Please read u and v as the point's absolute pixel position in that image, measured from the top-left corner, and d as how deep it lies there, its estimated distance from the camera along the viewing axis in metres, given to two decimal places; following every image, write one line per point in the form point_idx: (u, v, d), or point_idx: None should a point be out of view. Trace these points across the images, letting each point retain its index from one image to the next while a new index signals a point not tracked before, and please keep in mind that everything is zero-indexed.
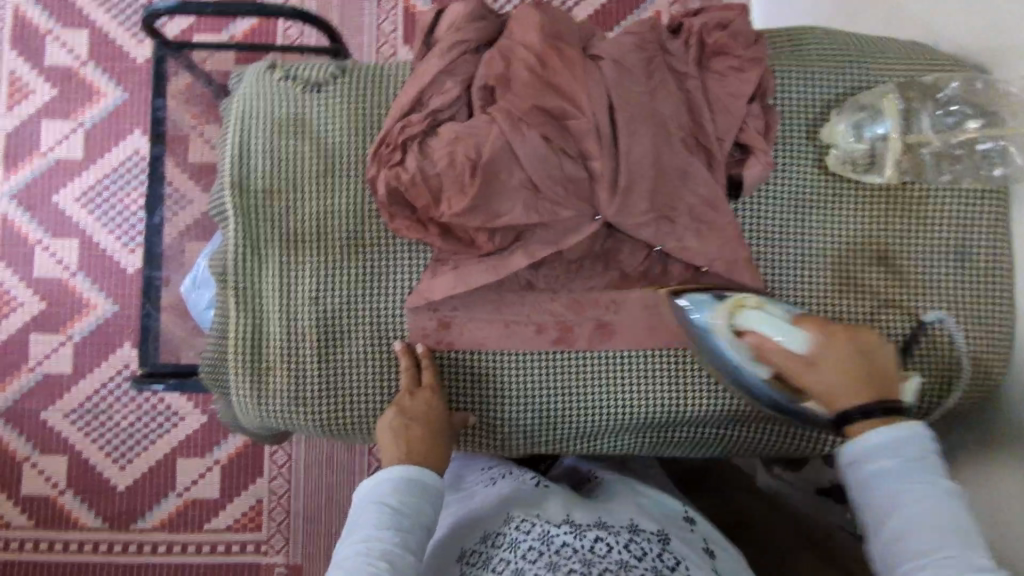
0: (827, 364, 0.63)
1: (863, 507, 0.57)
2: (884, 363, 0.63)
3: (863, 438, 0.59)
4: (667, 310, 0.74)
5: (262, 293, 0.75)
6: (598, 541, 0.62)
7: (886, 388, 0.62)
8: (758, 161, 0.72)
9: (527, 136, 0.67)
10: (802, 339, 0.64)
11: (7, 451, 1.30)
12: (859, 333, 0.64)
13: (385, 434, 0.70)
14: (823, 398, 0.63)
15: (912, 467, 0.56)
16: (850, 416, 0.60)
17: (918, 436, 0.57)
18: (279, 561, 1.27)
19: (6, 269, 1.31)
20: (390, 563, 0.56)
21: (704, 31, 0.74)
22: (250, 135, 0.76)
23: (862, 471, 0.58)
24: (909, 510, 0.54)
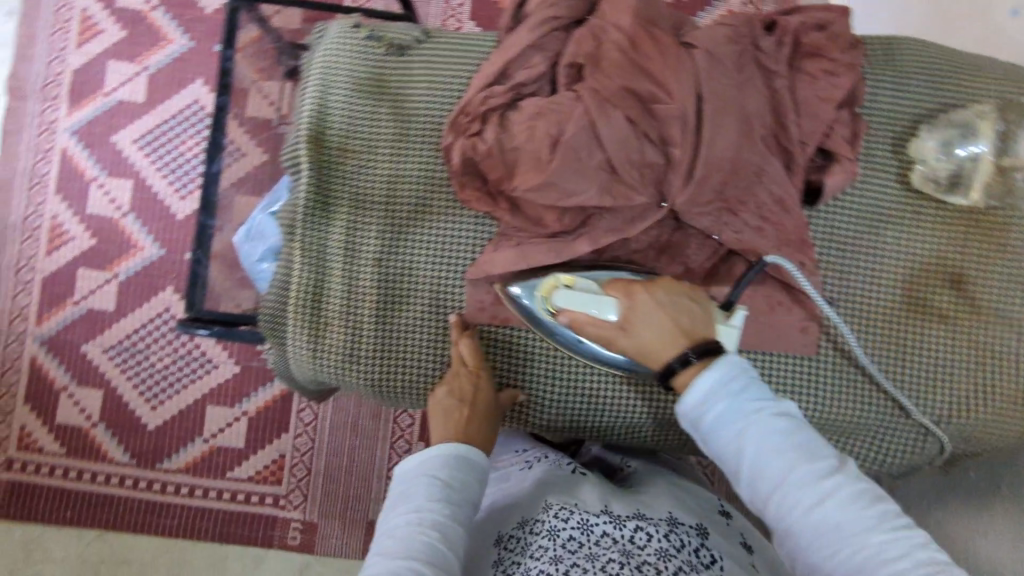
0: (639, 325, 0.64)
1: (715, 452, 0.60)
2: (692, 310, 0.65)
3: (689, 398, 0.61)
4: (507, 301, 0.74)
5: (328, 249, 0.75)
6: (637, 530, 0.62)
7: (700, 334, 0.64)
8: (842, 168, 0.71)
9: (611, 116, 0.66)
10: (611, 305, 0.65)
11: (44, 379, 1.29)
12: (653, 285, 0.65)
13: (436, 413, 0.70)
14: (644, 356, 0.65)
15: (744, 399, 0.59)
16: (674, 369, 0.62)
17: (734, 368, 0.61)
18: (295, 518, 1.25)
19: (60, 202, 1.31)
20: (440, 533, 0.57)
21: (801, 31, 0.72)
22: (331, 91, 0.77)
23: (704, 419, 0.60)
24: (752, 446, 0.57)
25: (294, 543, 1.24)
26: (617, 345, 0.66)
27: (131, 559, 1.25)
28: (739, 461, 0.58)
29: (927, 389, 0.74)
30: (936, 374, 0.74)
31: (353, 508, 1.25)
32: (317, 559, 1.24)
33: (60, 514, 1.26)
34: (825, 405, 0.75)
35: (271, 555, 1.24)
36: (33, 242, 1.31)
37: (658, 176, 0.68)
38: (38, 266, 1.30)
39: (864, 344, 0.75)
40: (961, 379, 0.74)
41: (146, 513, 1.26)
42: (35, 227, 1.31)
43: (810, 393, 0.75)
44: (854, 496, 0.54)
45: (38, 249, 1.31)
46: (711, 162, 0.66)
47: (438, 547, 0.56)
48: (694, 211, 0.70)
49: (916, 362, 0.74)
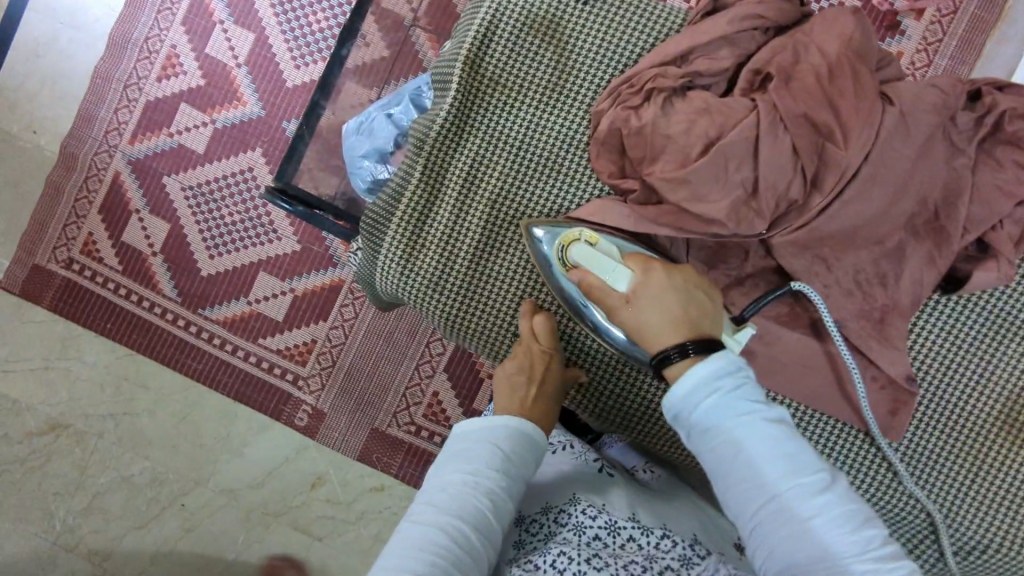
0: (643, 301, 0.65)
1: (703, 449, 0.60)
2: (705, 305, 0.65)
3: (676, 386, 0.61)
4: (526, 242, 0.72)
5: (448, 175, 0.74)
6: (663, 538, 0.66)
7: (703, 327, 0.64)
8: (997, 267, 0.66)
9: (779, 140, 0.63)
10: (625, 277, 0.65)
11: (122, 197, 1.32)
12: (674, 271, 0.65)
13: (500, 388, 0.73)
14: (642, 335, 0.66)
15: (739, 400, 0.60)
16: (669, 357, 0.63)
17: (729, 365, 0.61)
18: (307, 401, 1.28)
19: (183, 34, 1.32)
20: (493, 505, 0.59)
21: (1009, 114, 0.66)
22: (503, 17, 0.73)
23: (694, 415, 0.60)
24: (757, 454, 0.58)
25: (300, 423, 1.28)
26: (617, 316, 0.66)
27: (152, 386, 1.30)
28: (734, 462, 0.58)
29: (991, 508, 0.71)
30: (1006, 496, 0.71)
31: (362, 411, 1.27)
32: (316, 445, 1.28)
33: (102, 324, 1.30)
34: (865, 487, 0.73)
35: (276, 426, 1.29)
36: (147, 64, 1.32)
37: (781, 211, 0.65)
38: (146, 88, 1.32)
39: (944, 443, 0.71)
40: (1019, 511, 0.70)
41: (176, 350, 1.30)
42: (153, 50, 1.32)
43: (856, 473, 0.73)
44: (850, 513, 0.56)
45: (150, 72, 1.32)
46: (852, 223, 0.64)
47: (487, 517, 0.59)
48: (800, 257, 0.66)
49: (988, 477, 0.71)
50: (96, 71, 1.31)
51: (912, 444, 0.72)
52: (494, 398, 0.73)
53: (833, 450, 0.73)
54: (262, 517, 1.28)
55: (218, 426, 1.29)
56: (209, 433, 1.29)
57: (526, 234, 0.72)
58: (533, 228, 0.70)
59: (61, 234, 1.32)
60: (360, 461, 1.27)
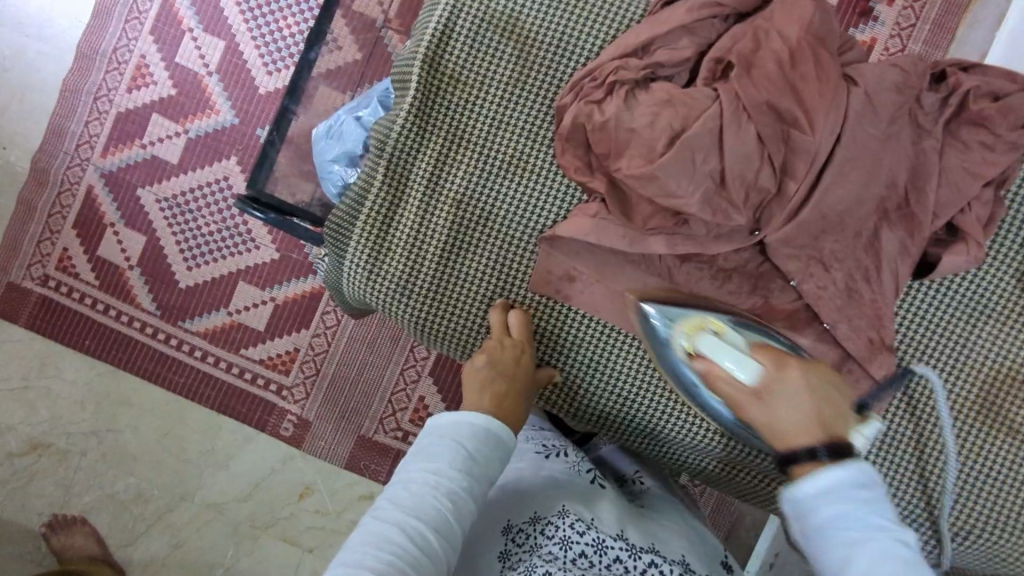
0: (778, 399, 0.62)
1: (814, 555, 0.53)
2: (834, 400, 0.62)
3: (804, 484, 0.56)
4: (632, 318, 0.71)
5: (411, 175, 0.73)
6: (650, 566, 0.61)
7: (837, 429, 0.60)
8: (967, 250, 0.65)
9: (743, 129, 0.62)
10: (750, 368, 0.63)
11: (96, 211, 1.30)
12: (811, 369, 0.63)
13: (471, 383, 0.69)
14: (773, 432, 0.63)
15: (868, 510, 0.52)
16: (796, 456, 0.59)
17: (863, 479, 0.55)
18: (292, 411, 1.26)
19: (151, 43, 1.29)
20: (452, 505, 0.58)
21: (973, 93, 0.65)
22: (461, 14, 0.72)
23: (817, 513, 0.54)
24: (870, 558, 0.49)
25: (285, 434, 1.26)
26: (745, 412, 0.64)
27: (134, 402, 1.28)
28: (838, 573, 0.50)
29: (972, 495, 0.70)
30: (988, 481, 0.70)
31: (347, 419, 1.25)
32: (302, 455, 1.26)
33: (80, 341, 1.28)
34: None
35: (262, 438, 1.27)
36: (117, 76, 1.30)
37: (765, 205, 0.64)
38: (117, 100, 1.30)
39: (924, 430, 0.71)
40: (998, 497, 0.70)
41: (157, 364, 1.28)
42: (122, 61, 1.30)
43: None
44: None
45: (120, 83, 1.30)
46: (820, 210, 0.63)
47: (447, 517, 0.57)
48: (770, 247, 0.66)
49: (969, 464, 0.70)
50: (64, 84, 1.29)
51: (890, 432, 0.71)
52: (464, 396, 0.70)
53: None
54: (250, 530, 1.26)
55: (202, 440, 1.27)
56: (193, 447, 1.27)
57: (635, 313, 0.70)
58: (642, 305, 0.70)
59: (35, 250, 1.29)
60: (347, 470, 1.26)
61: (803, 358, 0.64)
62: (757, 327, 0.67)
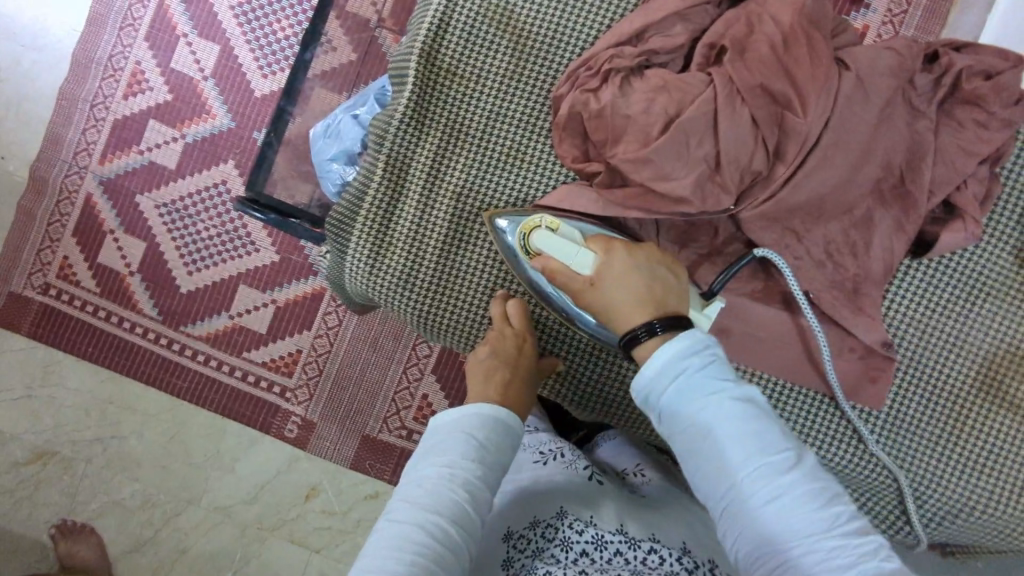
0: (609, 283, 0.64)
1: (669, 428, 0.59)
2: (668, 280, 0.64)
3: (644, 369, 0.60)
4: (491, 235, 0.71)
5: (410, 168, 0.74)
6: (651, 553, 0.64)
7: (671, 306, 0.63)
8: (965, 227, 0.66)
9: (737, 113, 0.62)
10: (588, 260, 0.64)
11: (95, 218, 1.30)
12: (634, 250, 0.64)
13: (473, 376, 0.71)
14: (610, 316, 0.64)
15: (707, 379, 0.59)
16: (636, 335, 0.62)
17: (697, 344, 0.60)
18: (297, 412, 1.27)
19: (147, 49, 1.30)
20: (469, 496, 0.59)
21: (966, 72, 0.65)
22: (456, 7, 0.73)
23: (661, 395, 0.59)
24: (722, 435, 0.57)
25: (290, 435, 1.27)
26: (584, 301, 0.65)
27: (138, 407, 1.29)
28: (697, 443, 0.58)
29: (976, 472, 0.70)
30: (992, 459, 0.70)
31: (351, 419, 1.26)
32: (307, 456, 1.27)
33: (83, 348, 1.28)
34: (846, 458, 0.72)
35: (266, 440, 1.27)
36: (113, 83, 1.30)
37: (750, 183, 0.65)
38: (113, 107, 1.30)
39: (924, 407, 0.71)
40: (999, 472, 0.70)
41: (160, 369, 1.28)
42: (118, 68, 1.30)
43: (836, 446, 0.72)
44: (815, 497, 0.55)
45: (116, 90, 1.30)
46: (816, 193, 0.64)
47: (465, 508, 0.58)
48: (765, 231, 0.67)
49: (969, 439, 0.71)
50: (61, 93, 1.30)
51: (893, 412, 0.71)
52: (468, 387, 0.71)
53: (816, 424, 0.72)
54: (257, 532, 1.26)
55: (207, 443, 1.28)
56: (197, 451, 1.28)
57: (491, 228, 0.70)
58: (498, 221, 0.69)
59: (37, 258, 1.30)
60: (353, 470, 1.26)
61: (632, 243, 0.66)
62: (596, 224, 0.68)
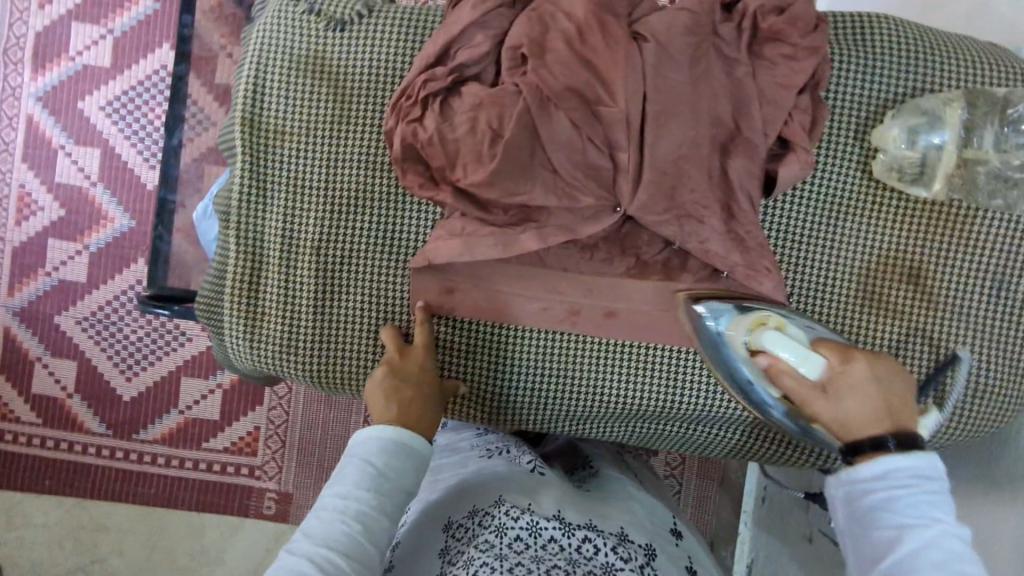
0: (842, 392, 0.57)
1: (858, 537, 0.51)
2: (910, 399, 0.57)
3: (860, 468, 0.53)
4: (683, 317, 0.71)
5: (264, 236, 0.73)
6: (585, 541, 0.61)
7: (907, 421, 0.55)
8: (798, 159, 0.68)
9: (553, 118, 0.64)
10: (816, 362, 0.58)
11: (19, 350, 1.26)
12: (884, 365, 0.58)
13: (374, 394, 0.67)
14: (839, 429, 0.56)
15: (931, 506, 0.49)
16: (861, 447, 0.54)
17: (932, 473, 0.51)
18: (271, 488, 1.23)
19: (28, 170, 1.25)
20: (363, 526, 0.57)
21: (759, 14, 0.67)
22: (267, 70, 0.73)
23: (869, 502, 0.52)
24: (913, 552, 0.47)
25: (269, 512, 1.23)
26: (812, 410, 0.58)
27: (111, 525, 1.25)
28: (880, 555, 0.49)
29: None
30: None
31: (325, 481, 1.22)
32: (293, 528, 1.23)
33: (40, 482, 1.25)
34: None
35: (248, 523, 1.23)
36: (2, 211, 1.26)
37: (606, 183, 0.66)
38: (9, 236, 1.26)
39: None
40: None
41: (123, 482, 1.25)
42: (3, 197, 1.26)
43: None
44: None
45: (7, 219, 1.26)
46: (653, 165, 0.65)
47: (360, 540, 0.57)
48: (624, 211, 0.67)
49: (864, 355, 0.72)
50: None
51: None
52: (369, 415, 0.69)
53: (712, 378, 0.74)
54: None
55: (189, 543, 1.24)
56: (183, 553, 1.24)
57: (690, 314, 0.70)
58: (697, 306, 0.70)
59: None
60: None
61: (876, 354, 0.59)
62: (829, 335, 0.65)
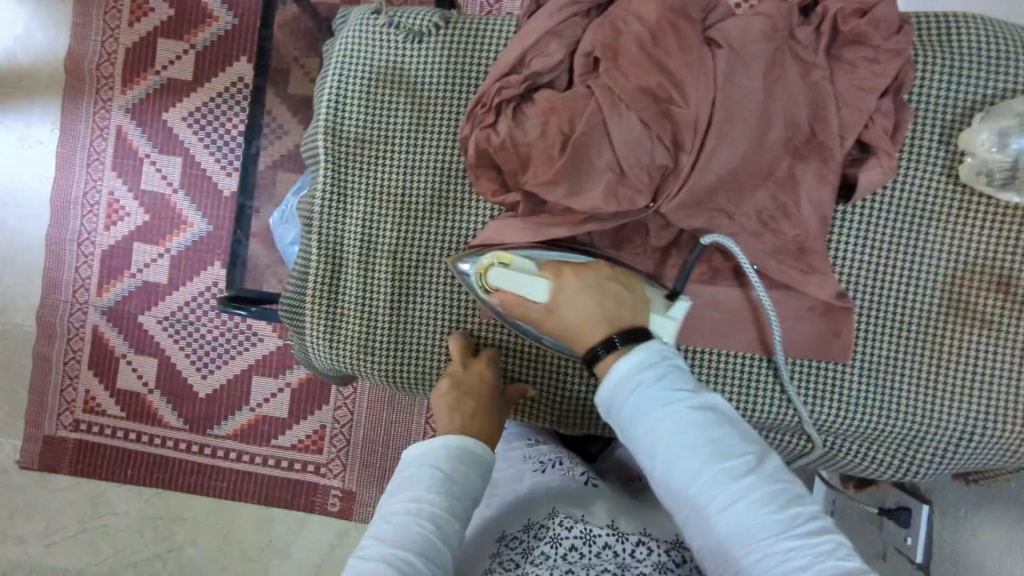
0: (564, 306, 0.66)
1: (627, 440, 0.59)
2: (624, 297, 0.66)
3: (609, 381, 0.60)
4: (454, 276, 0.73)
5: (344, 240, 0.77)
6: (639, 544, 0.62)
7: (627, 318, 0.64)
8: (878, 163, 0.66)
9: (625, 117, 0.64)
10: (542, 286, 0.66)
11: (105, 346, 1.34)
12: (589, 271, 0.67)
13: (441, 408, 0.71)
14: (571, 336, 0.66)
15: (659, 388, 0.58)
16: (596, 353, 0.63)
17: (655, 358, 0.59)
18: (335, 485, 1.27)
19: (115, 177, 1.34)
20: (436, 528, 0.59)
21: (840, 15, 0.66)
22: (348, 82, 0.76)
23: (620, 410, 0.59)
24: (665, 443, 0.56)
25: (334, 509, 1.27)
26: (539, 323, 0.68)
27: (185, 515, 1.31)
28: (649, 450, 0.57)
29: (965, 399, 0.69)
30: (976, 381, 0.69)
31: (386, 480, 1.25)
32: (355, 524, 1.26)
33: (123, 472, 1.32)
34: (829, 409, 0.72)
35: (313, 518, 1.28)
36: (93, 217, 1.34)
37: (666, 178, 0.66)
38: (98, 239, 1.34)
39: (889, 347, 0.71)
40: (981, 391, 0.69)
41: (197, 474, 1.31)
42: (93, 203, 1.34)
43: (815, 399, 0.72)
44: (771, 493, 0.53)
45: (97, 224, 1.34)
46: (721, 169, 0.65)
47: (433, 541, 0.58)
48: (692, 217, 0.67)
49: (946, 365, 0.70)
50: (48, 240, 1.35)
51: (867, 358, 0.71)
52: (436, 420, 0.71)
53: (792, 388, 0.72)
54: None
55: (257, 535, 1.29)
56: (251, 545, 1.29)
57: (457, 270, 0.71)
58: (460, 264, 0.70)
59: (61, 399, 1.34)
60: None
61: (580, 266, 0.67)
62: (551, 249, 0.69)
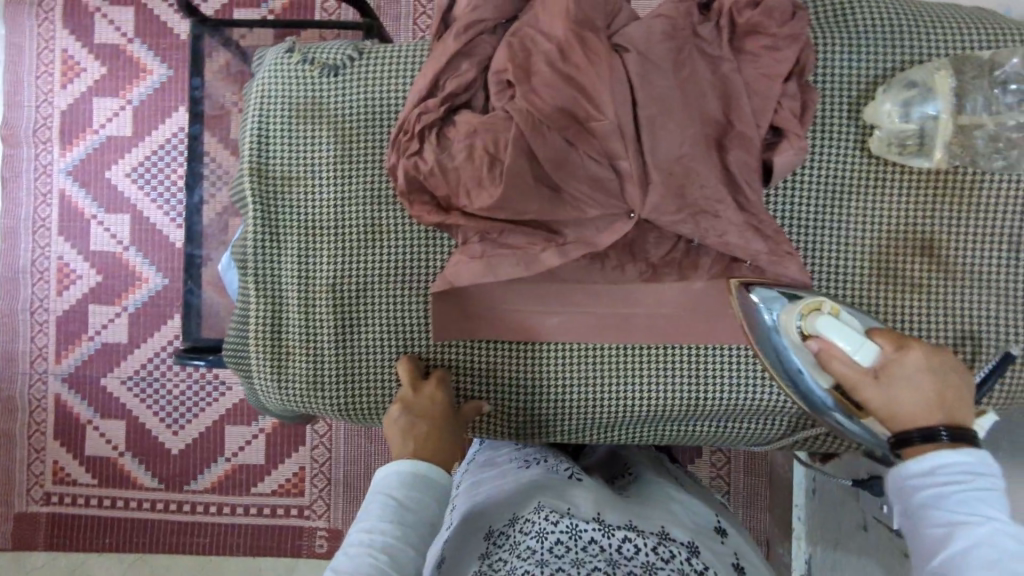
0: (897, 380, 0.56)
1: (915, 533, 0.51)
2: (957, 387, 0.56)
3: (913, 465, 0.52)
4: (739, 306, 0.68)
5: (281, 279, 0.77)
6: (625, 541, 0.60)
7: (959, 413, 0.54)
8: (791, 146, 0.68)
9: (540, 129, 0.65)
10: (872, 347, 0.57)
11: (69, 414, 1.31)
12: (933, 351, 0.57)
13: (392, 434, 0.70)
14: (885, 415, 0.56)
15: (978, 495, 0.49)
16: (909, 437, 0.54)
17: (984, 468, 0.51)
18: (321, 525, 1.25)
19: (63, 241, 1.31)
20: (390, 558, 0.58)
21: (736, 9, 0.68)
22: (269, 121, 0.77)
23: (918, 496, 0.51)
24: (966, 544, 0.46)
25: (322, 550, 1.25)
26: (858, 394, 0.57)
27: None
28: (939, 545, 0.48)
29: None
30: None
31: None
32: None
33: (101, 540, 1.29)
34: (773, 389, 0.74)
35: (302, 562, 1.26)
36: (43, 284, 1.32)
37: (591, 183, 0.67)
38: (51, 306, 1.31)
39: None
40: None
41: (178, 533, 1.28)
42: (43, 269, 1.32)
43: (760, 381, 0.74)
44: None
45: (49, 291, 1.31)
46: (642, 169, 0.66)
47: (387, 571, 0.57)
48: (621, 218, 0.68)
49: None
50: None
51: None
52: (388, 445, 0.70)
53: (739, 372, 0.75)
54: None
55: None
56: None
57: (745, 300, 0.67)
58: (755, 292, 0.67)
59: (30, 474, 1.30)
60: None
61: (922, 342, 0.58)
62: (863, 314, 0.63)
